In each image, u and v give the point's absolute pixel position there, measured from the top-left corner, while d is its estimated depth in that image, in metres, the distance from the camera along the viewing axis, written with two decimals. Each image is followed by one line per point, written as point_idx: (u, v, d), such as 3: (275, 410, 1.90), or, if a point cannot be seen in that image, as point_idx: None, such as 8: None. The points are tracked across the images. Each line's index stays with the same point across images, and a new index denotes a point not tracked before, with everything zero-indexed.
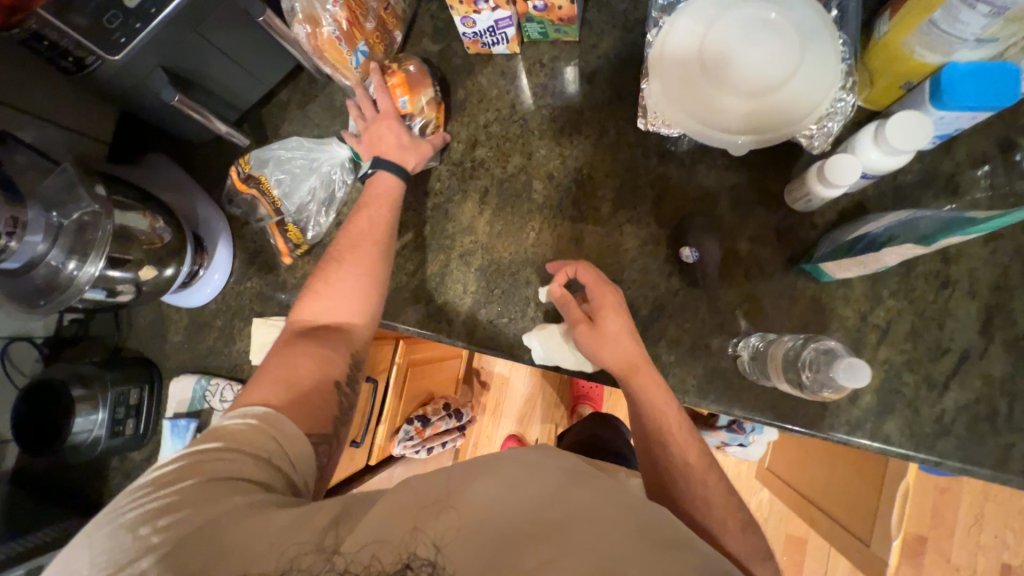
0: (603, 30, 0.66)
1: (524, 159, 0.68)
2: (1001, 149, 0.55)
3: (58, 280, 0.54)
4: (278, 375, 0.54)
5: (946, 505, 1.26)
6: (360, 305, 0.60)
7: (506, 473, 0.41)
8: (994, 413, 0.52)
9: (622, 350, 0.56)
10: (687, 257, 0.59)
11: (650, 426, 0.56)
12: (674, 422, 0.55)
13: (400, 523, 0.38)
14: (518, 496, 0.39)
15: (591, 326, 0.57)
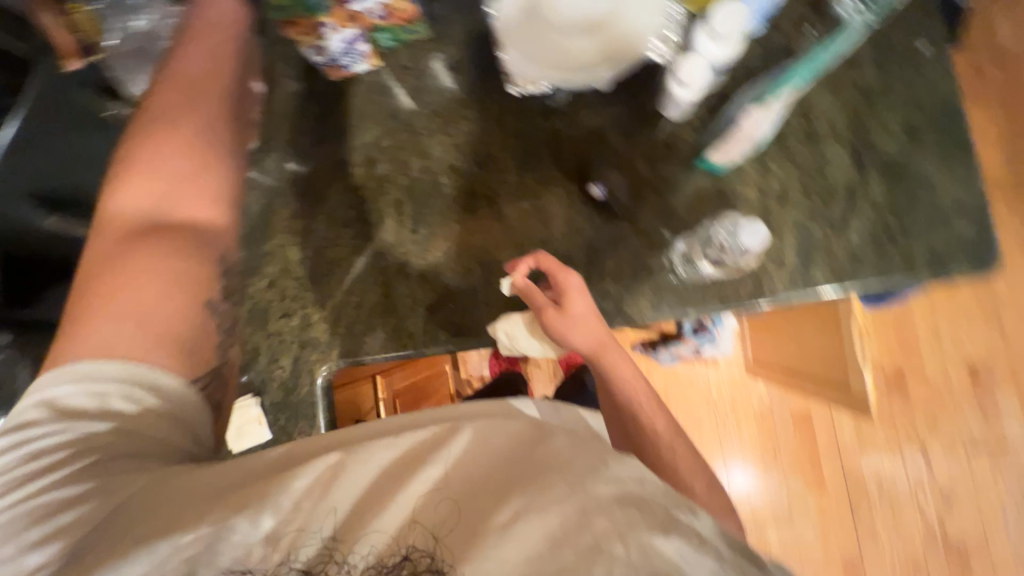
0: (449, 19, 0.69)
1: (423, 160, 0.69)
2: (815, 9, 0.62)
3: None
4: (133, 311, 0.46)
5: (908, 333, 1.41)
6: (207, 201, 0.56)
7: (467, 444, 0.42)
8: (893, 228, 0.58)
9: (592, 329, 0.60)
10: (597, 194, 0.63)
11: (623, 401, 0.60)
12: (642, 397, 0.60)
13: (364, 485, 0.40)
14: (480, 461, 0.41)
15: (559, 311, 0.59)
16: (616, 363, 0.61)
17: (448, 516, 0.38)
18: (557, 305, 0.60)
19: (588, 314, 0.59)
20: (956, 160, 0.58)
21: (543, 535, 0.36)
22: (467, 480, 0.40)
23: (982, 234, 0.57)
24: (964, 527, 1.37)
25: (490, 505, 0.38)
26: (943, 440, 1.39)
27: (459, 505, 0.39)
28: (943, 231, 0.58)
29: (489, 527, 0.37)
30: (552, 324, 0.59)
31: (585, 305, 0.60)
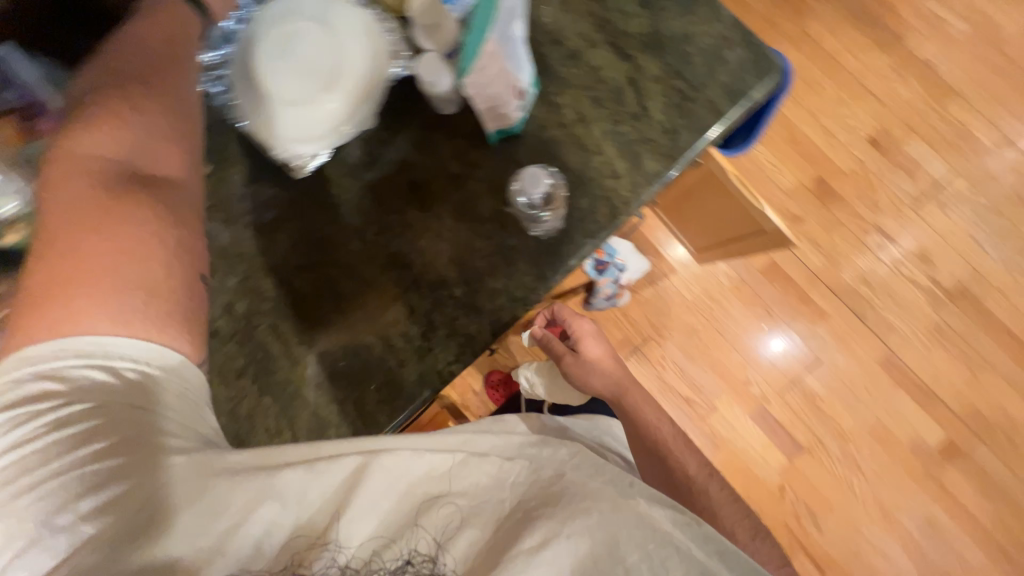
0: (217, 142, 0.68)
1: (272, 276, 0.68)
2: None
3: None
4: (133, 267, 0.50)
5: (804, 145, 1.48)
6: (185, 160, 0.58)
7: (497, 465, 0.53)
8: (684, 88, 0.60)
9: (609, 369, 0.79)
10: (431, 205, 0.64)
11: (650, 440, 0.71)
12: (664, 433, 0.73)
13: (398, 513, 0.50)
14: (510, 482, 0.52)
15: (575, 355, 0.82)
16: (641, 405, 0.76)
17: (478, 538, 0.49)
18: (573, 352, 0.82)
19: (599, 354, 0.80)
20: (698, 1, 0.60)
21: (572, 558, 0.48)
22: (496, 503, 0.51)
23: (753, 50, 0.59)
24: (954, 272, 1.42)
25: (518, 533, 0.49)
26: (891, 213, 1.45)
27: (487, 529, 0.50)
28: (723, 66, 0.60)
29: (519, 552, 0.47)
30: (569, 365, 0.81)
31: (598, 349, 0.81)
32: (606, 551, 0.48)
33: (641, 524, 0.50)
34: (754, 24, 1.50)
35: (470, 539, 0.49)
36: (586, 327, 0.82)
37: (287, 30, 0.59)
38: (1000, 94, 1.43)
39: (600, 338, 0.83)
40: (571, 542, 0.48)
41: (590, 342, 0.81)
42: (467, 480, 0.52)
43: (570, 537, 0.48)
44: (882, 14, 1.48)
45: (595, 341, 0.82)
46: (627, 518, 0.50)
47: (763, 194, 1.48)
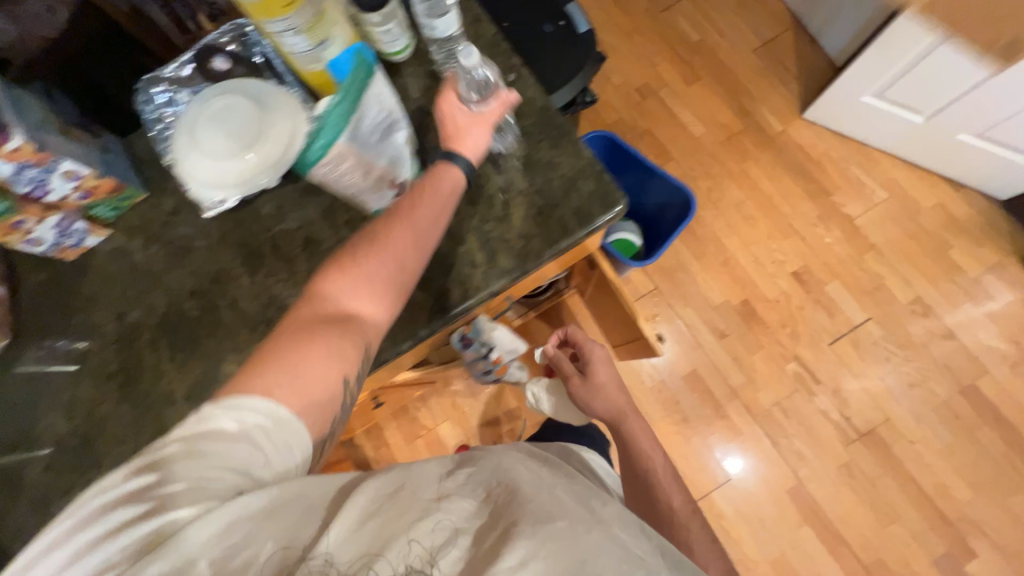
0: (159, 177, 0.80)
1: (166, 296, 0.75)
2: (434, 79, 0.79)
3: None
4: None
5: (735, 270, 1.60)
6: None
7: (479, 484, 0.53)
8: (541, 204, 0.71)
9: (617, 399, 0.89)
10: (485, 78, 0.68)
11: (640, 471, 0.85)
12: (655, 464, 0.85)
13: (389, 524, 0.48)
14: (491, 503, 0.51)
15: (583, 380, 0.91)
16: (639, 434, 0.87)
17: (465, 557, 0.47)
18: (583, 375, 0.91)
19: (610, 380, 0.89)
20: (566, 140, 0.74)
21: None
22: (477, 523, 0.49)
23: (602, 184, 0.71)
24: (865, 414, 1.46)
25: (502, 549, 0.46)
26: (809, 345, 1.53)
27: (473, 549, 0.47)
28: (576, 194, 0.71)
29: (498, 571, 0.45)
30: (577, 389, 0.90)
31: (604, 376, 0.90)
32: (573, 570, 0.47)
33: (598, 542, 0.50)
34: (701, 158, 1.71)
35: (457, 556, 0.47)
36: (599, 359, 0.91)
37: (225, 102, 0.71)
38: (914, 257, 1.57)
39: (610, 367, 0.91)
40: (541, 562, 0.46)
41: (605, 371, 0.91)
42: (451, 502, 0.50)
43: (543, 553, 0.47)
44: (814, 170, 1.67)
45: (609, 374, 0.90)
46: (585, 541, 0.49)
47: (693, 306, 1.58)
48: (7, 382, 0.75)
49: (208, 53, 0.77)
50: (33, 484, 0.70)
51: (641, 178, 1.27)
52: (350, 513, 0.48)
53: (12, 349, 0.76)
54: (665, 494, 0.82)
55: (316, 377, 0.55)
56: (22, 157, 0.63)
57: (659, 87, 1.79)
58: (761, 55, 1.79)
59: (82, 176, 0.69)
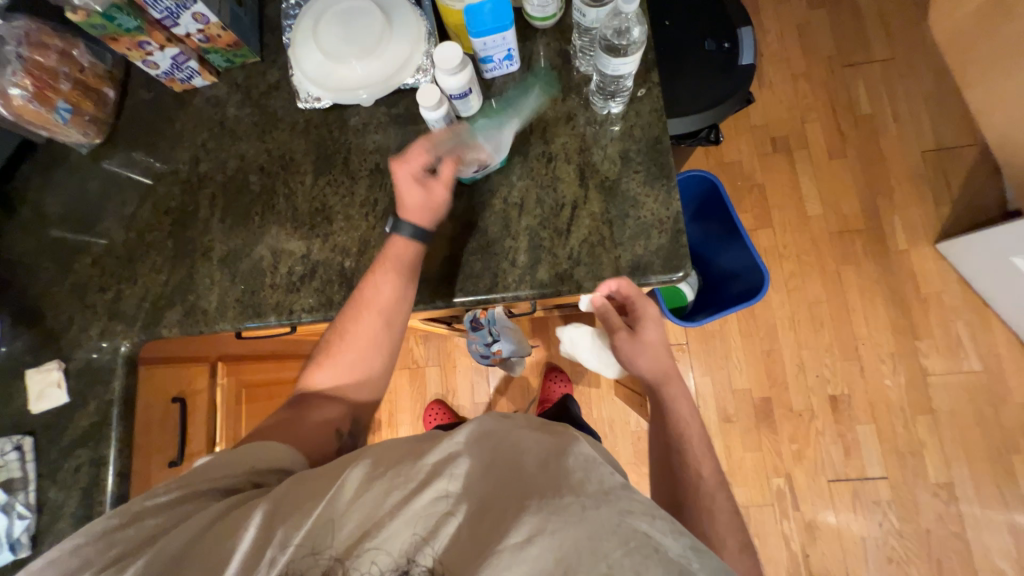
0: (276, 47, 0.81)
1: (239, 161, 0.79)
2: (563, 60, 0.73)
3: None
4: None
5: (774, 363, 1.50)
6: None
7: (481, 455, 0.51)
8: (605, 236, 0.67)
9: (659, 360, 0.74)
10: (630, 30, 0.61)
11: (673, 446, 0.71)
12: (695, 438, 0.72)
13: (383, 492, 0.49)
14: (490, 474, 0.50)
15: (629, 336, 0.73)
16: (675, 405, 0.74)
17: (462, 528, 0.47)
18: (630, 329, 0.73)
19: (655, 341, 0.74)
20: (662, 182, 0.68)
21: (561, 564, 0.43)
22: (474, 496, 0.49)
23: (675, 244, 0.66)
24: (826, 561, 1.39)
25: (508, 526, 0.45)
26: (807, 470, 1.44)
27: (469, 520, 0.47)
28: (644, 241, 0.67)
29: (503, 547, 0.44)
30: (623, 345, 0.73)
31: (655, 336, 0.74)
32: (587, 547, 0.44)
33: (618, 522, 0.45)
34: (801, 239, 1.56)
35: (454, 527, 0.47)
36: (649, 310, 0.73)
37: (358, 7, 0.70)
38: (969, 442, 1.41)
39: (660, 325, 0.75)
40: (557, 536, 0.44)
41: (650, 325, 0.74)
42: (448, 470, 0.50)
43: (553, 529, 0.44)
44: (914, 305, 1.49)
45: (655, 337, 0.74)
46: (605, 514, 0.46)
47: (712, 377, 1.51)
48: (90, 175, 0.83)
49: None
50: (81, 269, 0.80)
51: (725, 237, 1.18)
52: (352, 478, 0.51)
53: (103, 147, 0.84)
54: (697, 471, 0.69)
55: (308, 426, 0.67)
56: None
57: (797, 145, 1.61)
58: (927, 160, 1.55)
59: (209, 22, 0.71)
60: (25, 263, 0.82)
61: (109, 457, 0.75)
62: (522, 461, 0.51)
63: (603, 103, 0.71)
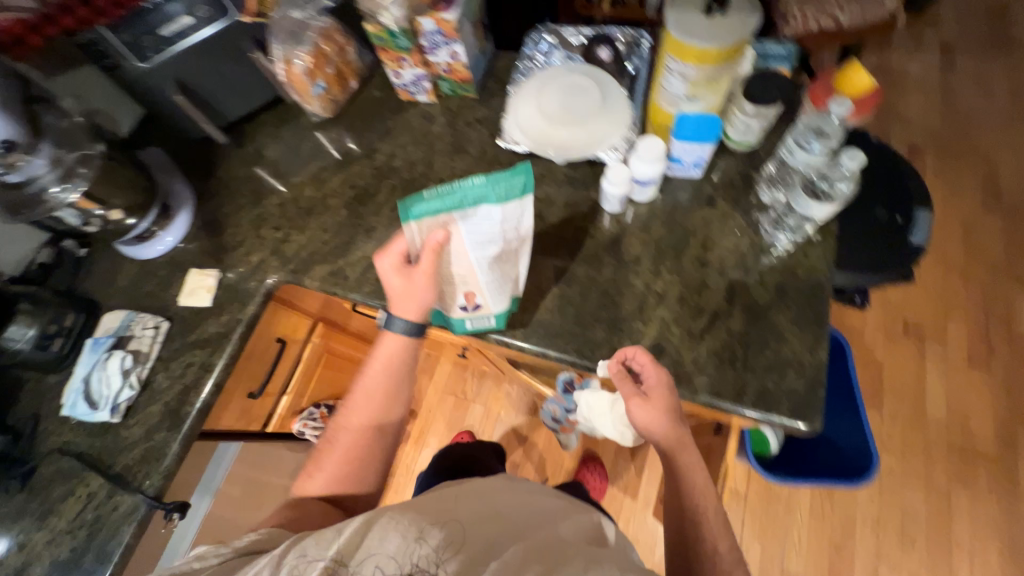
0: (493, 92, 0.94)
1: (425, 168, 0.90)
2: (744, 182, 0.77)
3: (38, 197, 0.75)
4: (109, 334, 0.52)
5: (840, 563, 1.30)
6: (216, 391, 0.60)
7: (468, 503, 0.58)
8: (737, 358, 0.66)
9: (670, 430, 0.63)
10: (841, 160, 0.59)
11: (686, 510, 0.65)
12: (708, 506, 0.65)
13: (383, 530, 0.53)
14: (484, 524, 0.56)
15: (644, 402, 0.63)
16: (689, 470, 0.65)
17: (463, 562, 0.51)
18: (643, 398, 0.63)
19: (672, 409, 0.63)
20: (812, 327, 0.66)
21: None
22: (471, 538, 0.53)
23: (810, 393, 0.63)
24: None
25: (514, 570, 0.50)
26: None
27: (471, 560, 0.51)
28: (776, 378, 0.64)
29: None
30: (635, 414, 0.63)
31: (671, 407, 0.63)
32: None
33: None
34: (912, 438, 1.38)
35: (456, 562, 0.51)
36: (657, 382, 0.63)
37: (581, 81, 0.81)
38: None
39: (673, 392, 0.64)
40: None
41: (664, 400, 0.63)
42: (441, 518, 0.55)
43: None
44: None
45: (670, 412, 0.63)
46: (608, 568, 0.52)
47: (762, 546, 1.33)
48: (308, 138, 0.99)
49: (601, 39, 0.87)
50: (268, 206, 0.93)
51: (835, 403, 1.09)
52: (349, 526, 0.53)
53: (327, 121, 1.00)
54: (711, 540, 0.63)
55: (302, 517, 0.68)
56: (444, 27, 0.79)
57: (933, 337, 1.48)
58: None
59: (459, 59, 0.86)
60: (229, 185, 0.97)
61: (215, 369, 0.81)
62: (512, 517, 0.58)
63: (774, 231, 0.73)
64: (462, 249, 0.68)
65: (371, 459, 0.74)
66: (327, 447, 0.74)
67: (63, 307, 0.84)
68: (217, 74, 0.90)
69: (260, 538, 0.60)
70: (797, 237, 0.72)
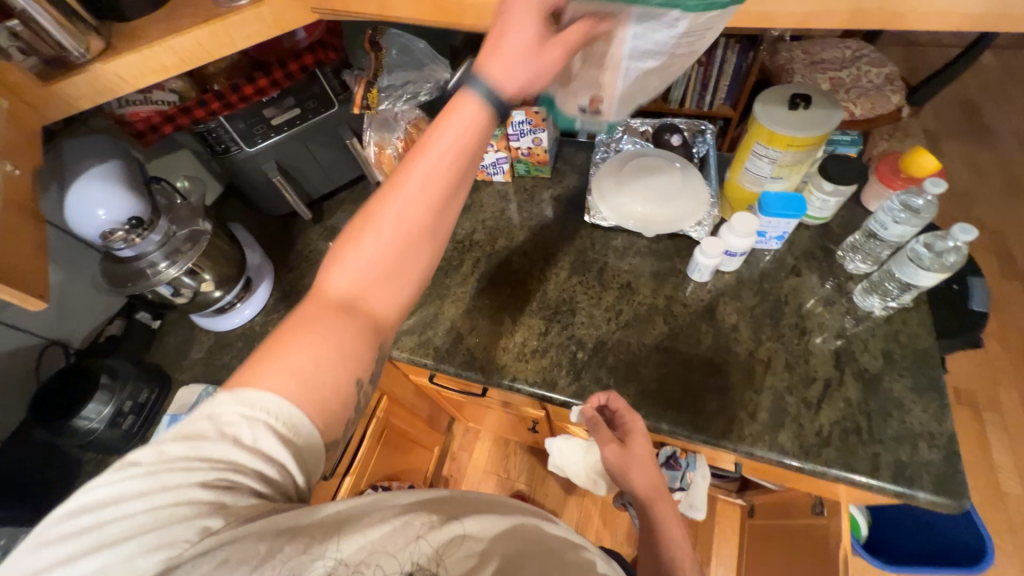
0: (566, 172, 1.01)
1: (507, 241, 0.94)
2: (826, 254, 0.81)
3: (141, 271, 0.74)
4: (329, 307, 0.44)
5: None
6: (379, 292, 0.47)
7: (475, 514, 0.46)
8: (862, 428, 0.65)
9: (649, 473, 0.64)
10: (959, 232, 0.61)
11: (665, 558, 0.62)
12: (684, 554, 0.62)
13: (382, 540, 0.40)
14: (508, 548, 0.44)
15: (621, 449, 0.64)
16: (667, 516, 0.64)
17: None
18: (620, 443, 0.65)
19: (647, 454, 0.64)
20: (931, 395, 0.66)
21: None
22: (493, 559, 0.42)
23: (949, 466, 0.61)
24: None
25: None
26: None
27: None
28: (909, 449, 0.62)
29: None
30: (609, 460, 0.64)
31: (646, 451, 0.64)
32: None
33: None
34: (992, 516, 1.30)
35: None
36: (637, 438, 0.65)
37: (660, 165, 0.88)
38: None
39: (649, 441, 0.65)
40: None
41: (639, 445, 0.64)
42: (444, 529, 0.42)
43: None
44: None
45: (646, 457, 0.64)
46: None
47: None
48: None
49: (668, 127, 0.95)
50: None
51: None
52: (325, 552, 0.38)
53: None
54: None
55: (306, 357, 0.42)
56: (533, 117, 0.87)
57: (986, 405, 1.46)
58: None
59: (541, 144, 0.93)
60: (307, 257, 0.99)
61: None
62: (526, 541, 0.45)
63: (866, 296, 0.74)
64: (621, 57, 0.48)
65: (411, 297, 0.50)
66: (366, 223, 0.46)
67: (138, 383, 0.81)
68: (312, 156, 0.96)
69: (296, 408, 0.41)
70: (892, 302, 0.73)
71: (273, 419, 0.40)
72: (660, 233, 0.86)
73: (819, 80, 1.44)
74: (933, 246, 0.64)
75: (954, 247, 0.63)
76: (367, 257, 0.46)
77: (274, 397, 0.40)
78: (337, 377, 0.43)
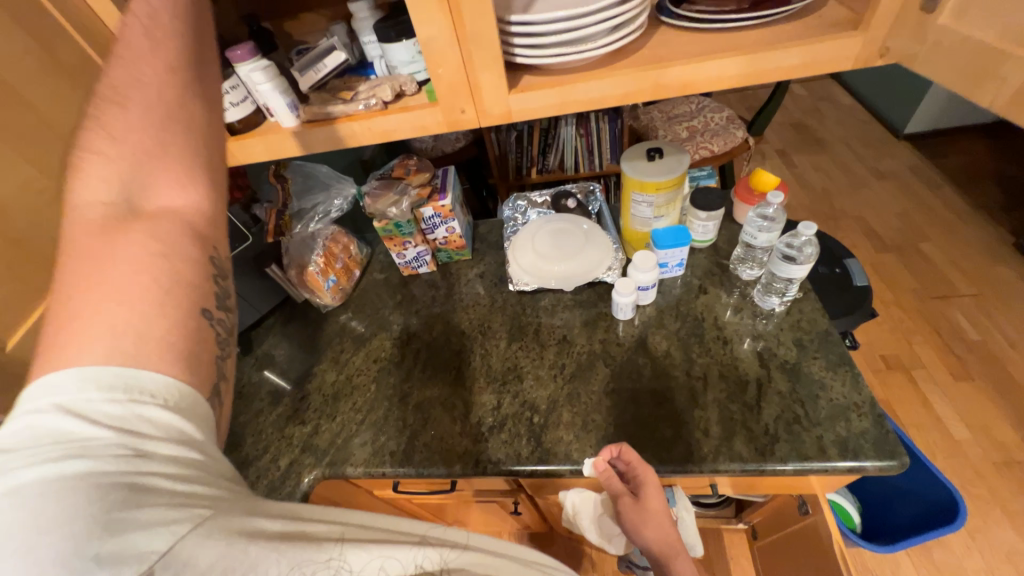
0: (486, 250, 1.08)
1: (444, 326, 0.96)
2: (722, 269, 0.91)
3: None
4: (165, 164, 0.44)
5: None
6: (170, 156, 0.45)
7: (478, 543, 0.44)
8: (800, 415, 0.70)
9: (663, 527, 0.62)
10: (805, 230, 0.72)
11: None
12: None
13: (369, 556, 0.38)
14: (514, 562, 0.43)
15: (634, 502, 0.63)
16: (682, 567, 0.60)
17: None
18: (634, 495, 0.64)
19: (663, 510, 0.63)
20: (844, 368, 0.73)
21: None
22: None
23: (880, 429, 0.66)
24: None
25: None
26: None
27: None
28: (844, 423, 0.68)
29: None
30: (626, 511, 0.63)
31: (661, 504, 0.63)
32: None
33: None
34: (958, 466, 1.38)
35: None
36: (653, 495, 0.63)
37: (561, 227, 0.97)
38: None
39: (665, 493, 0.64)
40: None
41: (653, 498, 0.63)
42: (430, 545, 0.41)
43: None
44: None
45: (660, 512, 0.63)
46: None
47: None
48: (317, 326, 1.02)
49: (563, 194, 1.07)
50: (288, 403, 0.89)
51: None
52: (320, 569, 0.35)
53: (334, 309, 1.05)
54: None
55: (113, 273, 0.38)
56: (441, 210, 0.95)
57: (912, 364, 1.60)
58: None
59: (455, 232, 1.00)
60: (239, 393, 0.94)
61: None
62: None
63: (765, 297, 0.84)
64: None
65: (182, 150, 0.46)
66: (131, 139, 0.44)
67: None
68: None
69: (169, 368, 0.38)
70: (787, 298, 0.83)
71: (157, 397, 0.36)
72: (579, 285, 0.93)
73: (678, 131, 1.72)
74: (792, 245, 0.76)
75: (807, 243, 0.75)
76: (112, 149, 0.44)
77: (148, 373, 0.36)
78: (164, 300, 0.38)
